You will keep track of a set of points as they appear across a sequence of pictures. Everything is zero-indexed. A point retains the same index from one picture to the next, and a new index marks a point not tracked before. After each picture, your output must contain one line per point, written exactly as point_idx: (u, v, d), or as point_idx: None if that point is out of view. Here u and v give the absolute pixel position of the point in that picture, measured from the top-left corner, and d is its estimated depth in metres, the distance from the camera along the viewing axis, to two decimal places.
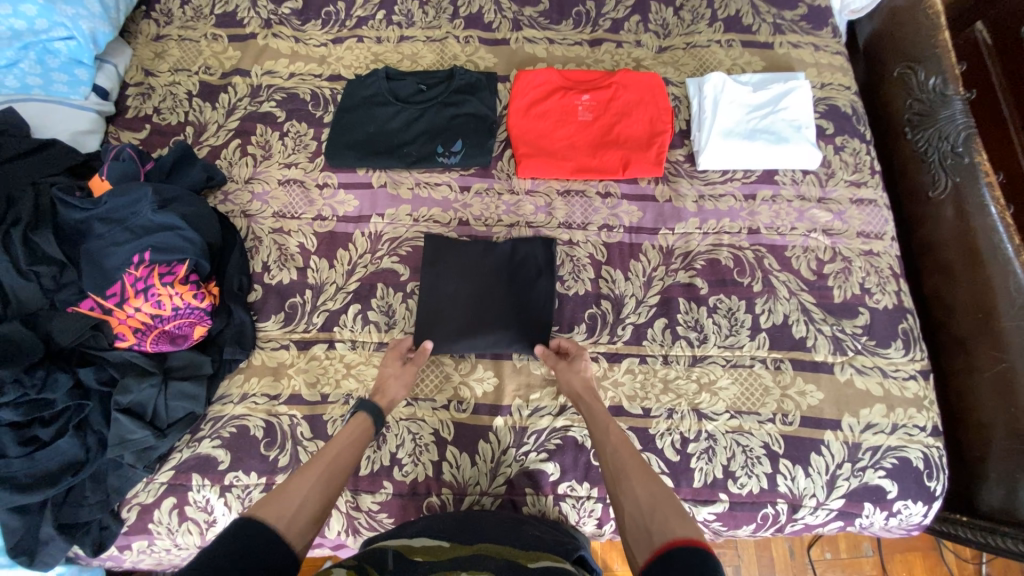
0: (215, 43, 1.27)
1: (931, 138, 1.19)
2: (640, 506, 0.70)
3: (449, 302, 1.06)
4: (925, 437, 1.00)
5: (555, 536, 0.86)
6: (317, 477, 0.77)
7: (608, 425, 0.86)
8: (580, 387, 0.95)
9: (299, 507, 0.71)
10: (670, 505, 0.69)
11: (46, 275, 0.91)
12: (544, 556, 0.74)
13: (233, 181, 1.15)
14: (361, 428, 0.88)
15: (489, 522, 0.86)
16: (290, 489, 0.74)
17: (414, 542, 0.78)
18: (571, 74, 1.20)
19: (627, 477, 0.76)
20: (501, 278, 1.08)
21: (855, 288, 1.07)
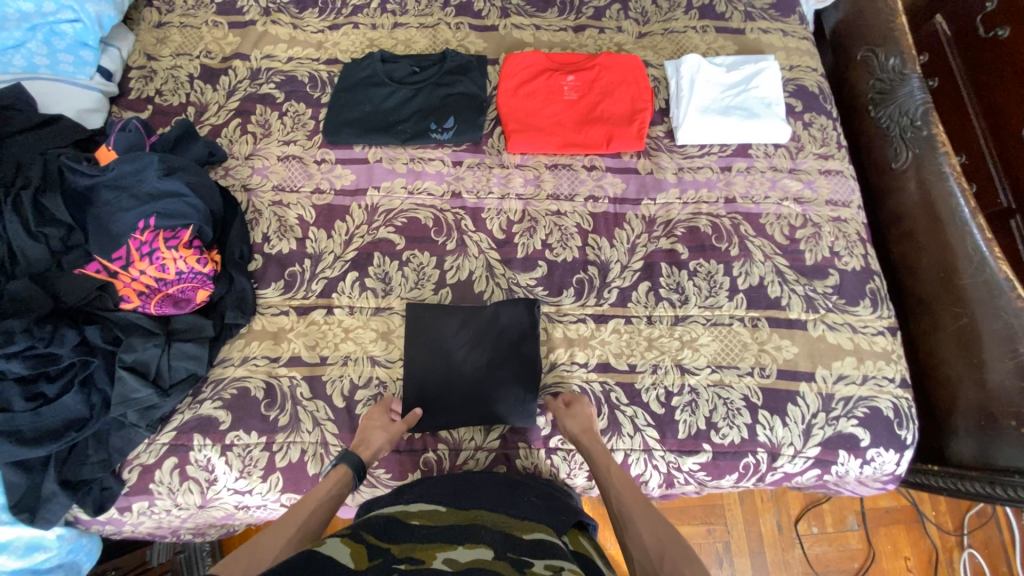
0: (216, 30, 1.32)
1: (893, 115, 1.28)
2: (649, 552, 0.77)
3: (432, 358, 1.04)
4: (894, 388, 1.06)
5: (549, 497, 0.88)
6: (287, 540, 0.77)
7: (611, 469, 0.90)
8: (578, 430, 0.96)
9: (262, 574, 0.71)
10: (679, 551, 0.75)
11: (55, 237, 0.96)
12: (538, 528, 0.74)
13: (234, 158, 1.19)
14: (340, 484, 0.88)
15: (485, 485, 0.88)
16: (261, 551, 0.74)
17: (411, 507, 0.79)
18: (557, 57, 1.27)
19: (633, 521, 0.82)
20: (486, 340, 1.05)
21: (825, 251, 1.14)
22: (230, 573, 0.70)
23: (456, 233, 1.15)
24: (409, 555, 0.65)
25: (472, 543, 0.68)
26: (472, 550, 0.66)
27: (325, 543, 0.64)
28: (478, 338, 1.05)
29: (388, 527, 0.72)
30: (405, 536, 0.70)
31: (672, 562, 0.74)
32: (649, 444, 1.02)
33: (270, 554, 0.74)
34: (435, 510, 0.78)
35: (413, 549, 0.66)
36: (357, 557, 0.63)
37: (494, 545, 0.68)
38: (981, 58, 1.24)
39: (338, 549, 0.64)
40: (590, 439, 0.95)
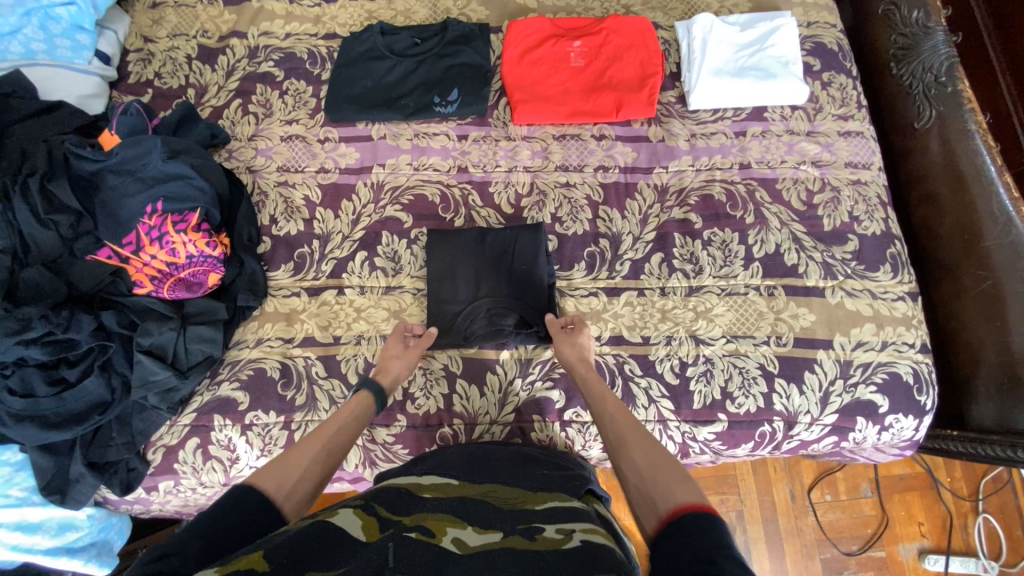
0: (211, 8, 1.29)
1: (915, 71, 1.22)
2: (641, 473, 0.70)
3: (450, 283, 1.07)
4: (914, 353, 1.04)
5: (562, 472, 0.87)
6: (317, 453, 0.78)
7: (607, 396, 0.86)
8: (574, 358, 0.95)
9: (296, 483, 0.72)
10: (667, 466, 0.69)
11: (64, 223, 0.95)
12: (551, 498, 0.74)
13: (237, 140, 1.18)
14: (364, 405, 0.89)
15: (497, 460, 0.87)
16: (291, 460, 0.74)
17: (423, 479, 0.78)
18: (562, 22, 1.22)
19: (625, 444, 0.76)
20: (501, 266, 1.07)
21: (844, 216, 1.10)
22: (264, 480, 0.69)
23: (464, 209, 1.14)
24: (420, 524, 0.63)
25: (483, 525, 0.65)
26: (483, 532, 0.63)
27: (337, 513, 0.64)
28: (493, 263, 1.07)
29: (400, 499, 0.70)
30: (415, 507, 0.68)
31: (663, 480, 0.67)
32: (664, 415, 1.02)
33: (300, 466, 0.74)
34: (447, 483, 0.76)
35: (425, 517, 0.65)
36: (368, 529, 0.62)
37: (503, 524, 0.66)
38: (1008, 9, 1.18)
39: (349, 521, 0.63)
40: (587, 370, 0.93)
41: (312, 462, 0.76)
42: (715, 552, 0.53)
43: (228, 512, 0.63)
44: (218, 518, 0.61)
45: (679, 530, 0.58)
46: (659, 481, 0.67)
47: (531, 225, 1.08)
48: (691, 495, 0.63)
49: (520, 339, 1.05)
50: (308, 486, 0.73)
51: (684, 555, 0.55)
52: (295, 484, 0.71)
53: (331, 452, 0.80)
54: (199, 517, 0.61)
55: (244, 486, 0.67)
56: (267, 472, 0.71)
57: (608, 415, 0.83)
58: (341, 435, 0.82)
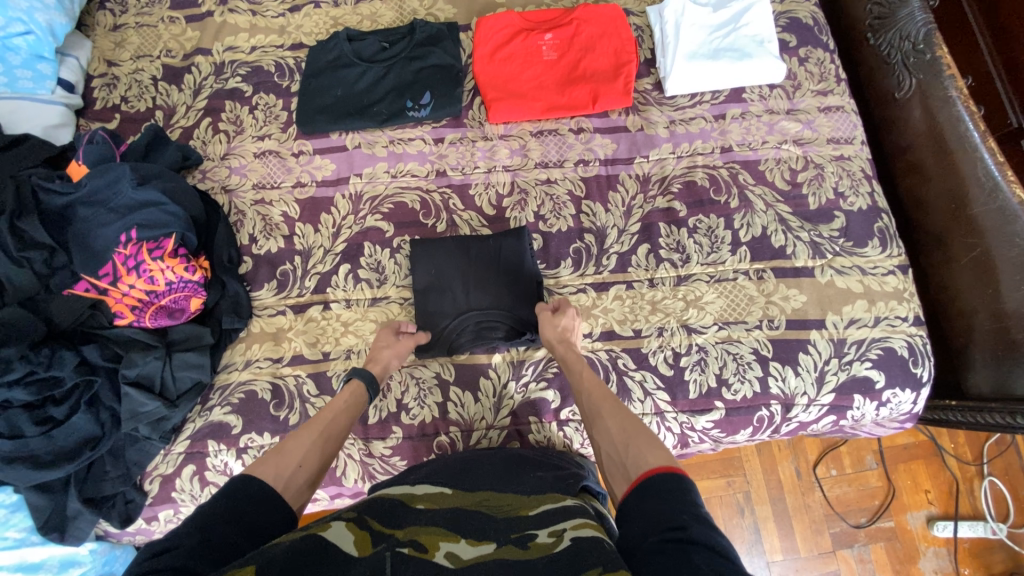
0: (173, 26, 1.26)
1: (893, 41, 1.20)
2: (615, 441, 0.77)
3: (439, 295, 1.07)
4: (908, 326, 1.03)
5: (556, 473, 0.87)
6: (313, 443, 0.80)
7: (584, 372, 0.92)
8: (555, 339, 0.97)
9: (295, 470, 0.74)
10: (640, 436, 0.75)
11: (38, 260, 0.93)
12: (546, 503, 0.73)
13: (210, 160, 1.15)
14: (356, 395, 0.92)
15: (491, 465, 0.87)
16: (286, 451, 0.77)
17: (416, 490, 0.77)
18: (532, 15, 1.20)
19: (601, 417, 0.83)
20: (488, 273, 1.07)
21: (829, 193, 1.09)
22: (263, 470, 0.72)
23: (445, 213, 1.12)
24: (413, 538, 0.62)
25: (478, 536, 0.64)
26: (478, 544, 0.62)
27: (331, 526, 0.63)
28: (481, 271, 1.07)
29: (392, 510, 0.69)
30: (409, 519, 0.67)
31: (635, 447, 0.73)
32: (660, 407, 1.01)
33: (296, 455, 0.77)
34: (441, 493, 0.75)
35: (418, 531, 0.64)
36: (361, 545, 0.60)
37: (497, 534, 0.65)
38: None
39: (340, 535, 0.62)
40: (568, 350, 0.96)
41: (308, 452, 0.78)
42: (682, 508, 0.60)
43: (229, 504, 0.64)
44: (217, 509, 0.62)
45: (652, 491, 0.64)
46: (632, 449, 0.73)
47: (512, 231, 1.08)
48: (661, 458, 0.69)
49: (511, 343, 1.04)
50: (305, 474, 0.76)
51: (654, 512, 0.61)
52: (294, 471, 0.74)
53: (326, 441, 0.83)
54: (200, 510, 0.62)
55: (245, 476, 0.69)
56: (266, 462, 0.73)
57: (587, 391, 0.89)
58: (336, 424, 0.86)
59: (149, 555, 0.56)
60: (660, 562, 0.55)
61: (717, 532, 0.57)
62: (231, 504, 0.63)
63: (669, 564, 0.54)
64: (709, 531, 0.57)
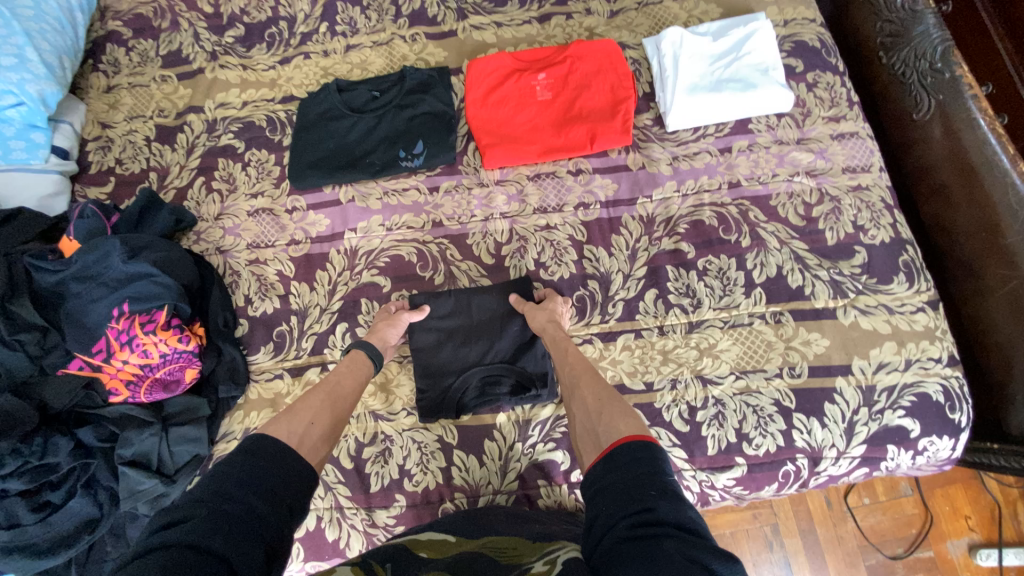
0: (165, 85, 1.26)
1: (907, 58, 1.14)
2: (590, 412, 0.74)
3: (438, 354, 1.02)
4: (943, 368, 0.96)
5: (562, 526, 0.81)
6: (322, 406, 0.80)
7: (565, 347, 0.89)
8: (544, 323, 0.95)
9: (308, 427, 0.74)
10: (618, 407, 0.72)
11: (31, 341, 0.92)
12: (551, 543, 0.68)
13: (204, 220, 1.14)
14: (363, 364, 0.92)
15: (496, 519, 0.82)
16: (297, 413, 0.76)
17: (420, 541, 0.72)
18: (524, 54, 1.16)
19: (579, 389, 0.80)
20: (489, 326, 1.03)
21: (847, 227, 1.03)
22: (277, 428, 0.71)
23: (443, 265, 1.08)
24: None
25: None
26: None
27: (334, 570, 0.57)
28: (487, 322, 1.03)
29: (396, 559, 0.64)
30: (414, 567, 0.63)
31: (609, 418, 0.70)
32: (677, 465, 0.95)
33: (307, 414, 0.76)
34: (444, 541, 0.72)
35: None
36: None
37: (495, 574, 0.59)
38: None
39: None
40: (554, 326, 0.95)
41: (320, 412, 0.78)
42: (648, 483, 0.56)
43: (244, 459, 0.61)
44: (233, 466, 0.60)
45: (619, 463, 0.61)
46: (606, 419, 0.70)
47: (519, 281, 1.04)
48: (634, 429, 0.66)
49: (516, 402, 0.99)
50: (319, 431, 0.75)
51: (621, 488, 0.57)
52: (306, 429, 0.73)
53: (336, 401, 0.82)
54: (214, 472, 0.59)
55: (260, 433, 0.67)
56: (279, 421, 0.72)
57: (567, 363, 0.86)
58: (344, 386, 0.86)
59: (159, 526, 0.53)
60: (627, 550, 0.51)
61: (685, 505, 0.54)
62: (243, 462, 0.61)
63: (637, 548, 0.50)
64: (677, 506, 0.54)
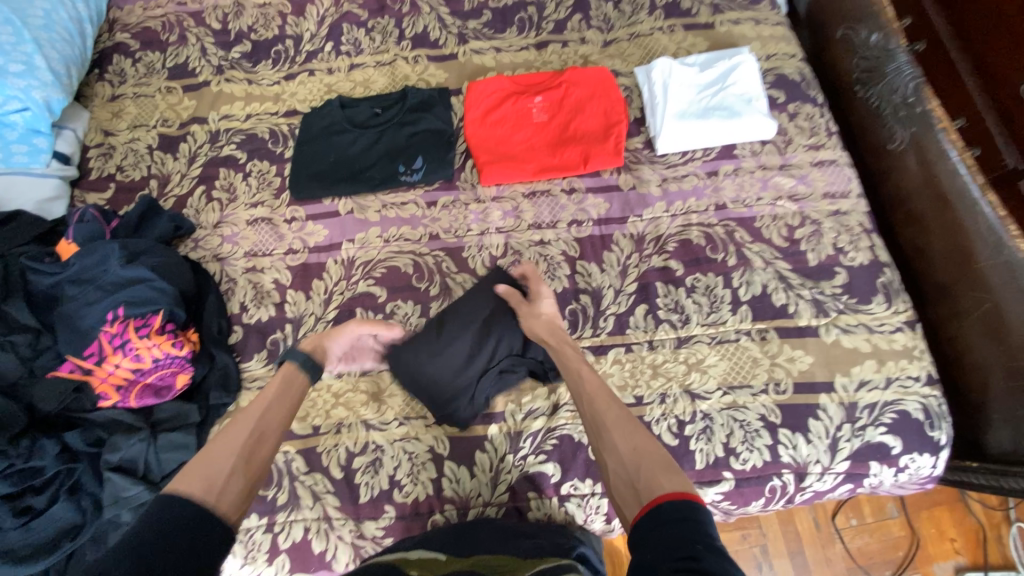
0: (170, 96, 1.29)
1: (882, 93, 1.21)
2: (624, 461, 0.71)
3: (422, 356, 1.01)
4: (921, 387, 0.99)
5: (553, 540, 0.82)
6: (246, 442, 0.75)
7: (585, 376, 0.85)
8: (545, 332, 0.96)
9: (228, 477, 0.69)
10: (656, 457, 0.69)
11: (24, 343, 0.93)
12: (542, 561, 0.68)
13: (203, 228, 1.15)
14: (291, 386, 0.87)
15: (486, 533, 0.82)
16: (214, 459, 0.71)
17: (411, 558, 0.72)
18: (521, 78, 1.21)
19: (607, 430, 0.76)
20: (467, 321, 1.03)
21: (828, 249, 1.08)
22: (190, 483, 0.66)
23: (438, 277, 1.10)
24: None
25: None
26: None
27: None
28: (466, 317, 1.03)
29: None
30: None
31: (647, 468, 0.67)
32: None
33: (226, 462, 0.71)
34: (434, 559, 0.72)
35: None
36: None
37: None
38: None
39: None
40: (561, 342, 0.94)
41: (240, 457, 0.73)
42: (694, 537, 0.55)
43: (151, 524, 0.60)
44: (141, 535, 0.58)
45: (663, 517, 0.59)
46: (644, 471, 0.67)
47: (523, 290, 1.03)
48: (675, 483, 0.63)
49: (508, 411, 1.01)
50: (240, 482, 0.70)
51: (665, 541, 0.56)
52: (226, 479, 0.69)
53: (261, 437, 0.78)
54: (124, 539, 0.57)
55: (166, 494, 0.63)
56: (189, 473, 0.68)
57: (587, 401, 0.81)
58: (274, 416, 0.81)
59: None
60: None
61: (728, 559, 0.52)
62: (154, 530, 0.59)
63: None
64: (723, 561, 0.52)
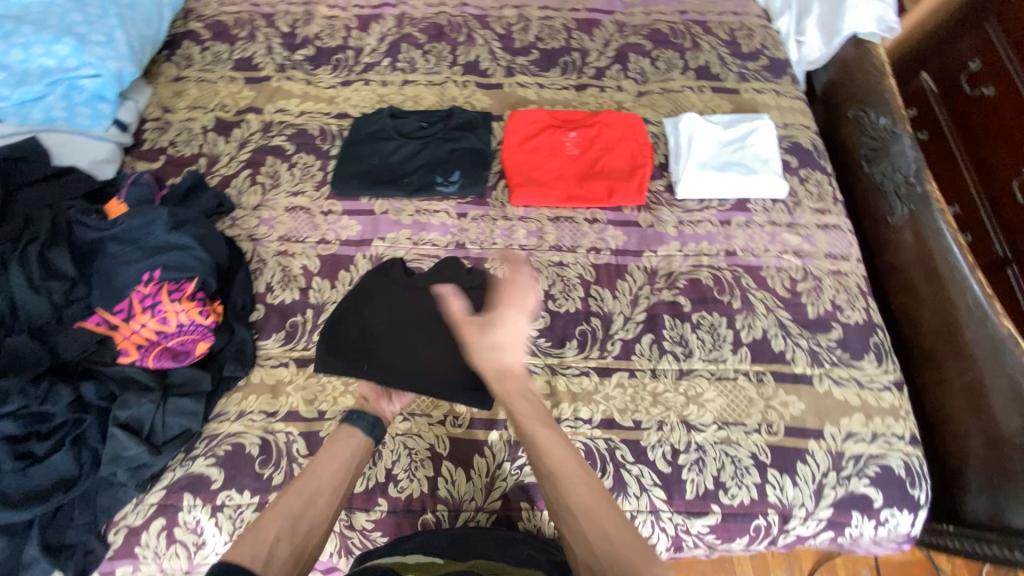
0: (231, 85, 1.38)
1: (885, 171, 1.32)
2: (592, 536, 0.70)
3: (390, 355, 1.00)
4: (904, 446, 1.04)
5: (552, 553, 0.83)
6: (297, 509, 0.77)
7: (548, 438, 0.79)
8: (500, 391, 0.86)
9: (272, 546, 0.72)
10: (626, 535, 0.69)
11: (57, 290, 0.96)
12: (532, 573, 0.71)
13: (242, 208, 1.21)
14: (350, 446, 0.88)
15: (485, 539, 0.84)
16: (263, 526, 0.74)
17: (409, 560, 0.76)
18: (559, 114, 1.32)
19: (574, 496, 0.74)
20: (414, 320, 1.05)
21: (827, 304, 1.15)
22: (237, 553, 0.69)
23: None
24: None
25: None
26: None
27: None
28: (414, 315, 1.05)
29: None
30: None
31: (618, 545, 0.68)
32: (656, 505, 0.98)
33: (271, 529, 0.73)
34: (431, 562, 0.75)
35: None
36: None
37: None
38: (978, 133, 1.33)
39: None
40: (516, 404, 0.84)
41: (284, 523, 0.75)
42: None
43: None
44: None
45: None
46: (616, 547, 0.68)
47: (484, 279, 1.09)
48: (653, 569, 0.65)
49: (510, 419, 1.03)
50: (285, 548, 0.73)
51: None
52: (270, 549, 0.71)
53: (312, 501, 0.80)
54: None
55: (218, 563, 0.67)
56: (241, 542, 0.71)
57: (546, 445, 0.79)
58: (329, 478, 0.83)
59: None
60: None
61: None
62: None
63: None
64: None
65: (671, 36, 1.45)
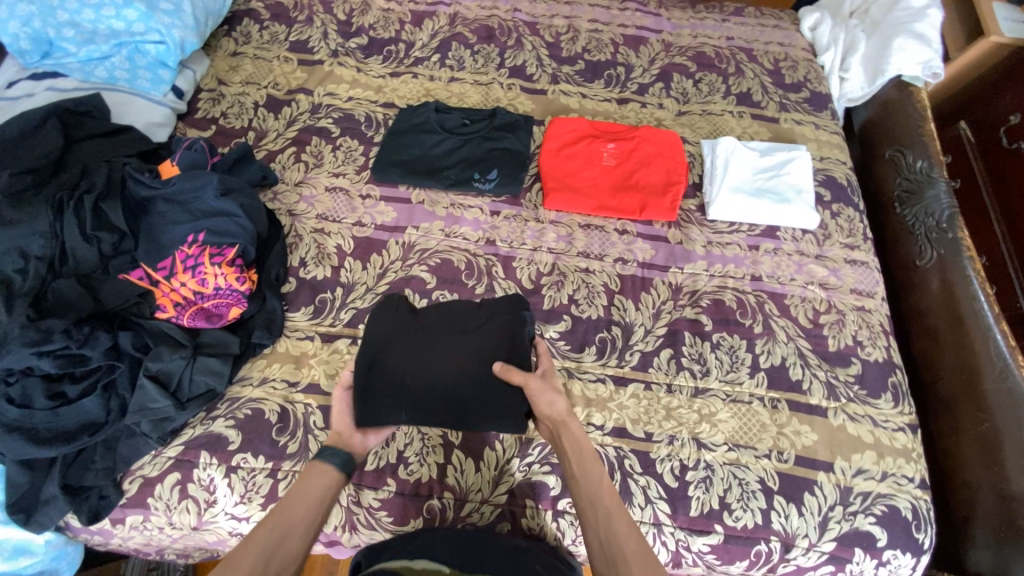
0: (285, 65, 1.42)
1: (918, 214, 1.32)
2: None
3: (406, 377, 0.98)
4: (913, 487, 1.04)
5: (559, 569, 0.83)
6: (269, 545, 0.71)
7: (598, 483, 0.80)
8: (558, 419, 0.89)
9: None
10: None
11: (107, 241, 0.99)
12: None
13: (284, 184, 1.25)
14: (322, 478, 0.81)
15: (494, 547, 0.83)
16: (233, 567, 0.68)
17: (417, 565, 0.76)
18: (600, 125, 1.34)
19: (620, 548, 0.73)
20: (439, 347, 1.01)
21: (848, 339, 1.15)
22: None
23: (486, 278, 1.18)
24: None
25: None
26: None
27: None
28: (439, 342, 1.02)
29: None
30: None
31: None
32: (660, 518, 0.99)
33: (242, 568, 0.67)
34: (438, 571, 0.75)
35: None
36: None
37: None
38: (1013, 186, 1.33)
39: None
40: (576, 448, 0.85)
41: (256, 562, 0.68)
42: None
43: None
44: None
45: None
46: None
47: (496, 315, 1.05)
48: None
49: None
50: None
51: None
52: None
53: (281, 546, 0.72)
54: None
55: None
56: None
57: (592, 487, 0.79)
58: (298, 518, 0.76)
59: None
60: None
61: None
62: None
63: None
64: None
65: (716, 60, 1.47)
